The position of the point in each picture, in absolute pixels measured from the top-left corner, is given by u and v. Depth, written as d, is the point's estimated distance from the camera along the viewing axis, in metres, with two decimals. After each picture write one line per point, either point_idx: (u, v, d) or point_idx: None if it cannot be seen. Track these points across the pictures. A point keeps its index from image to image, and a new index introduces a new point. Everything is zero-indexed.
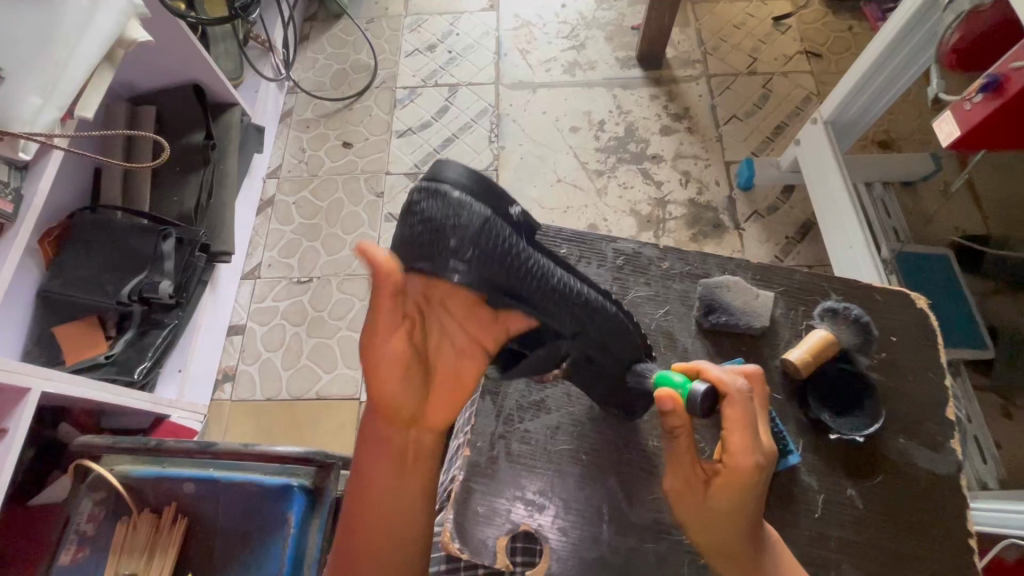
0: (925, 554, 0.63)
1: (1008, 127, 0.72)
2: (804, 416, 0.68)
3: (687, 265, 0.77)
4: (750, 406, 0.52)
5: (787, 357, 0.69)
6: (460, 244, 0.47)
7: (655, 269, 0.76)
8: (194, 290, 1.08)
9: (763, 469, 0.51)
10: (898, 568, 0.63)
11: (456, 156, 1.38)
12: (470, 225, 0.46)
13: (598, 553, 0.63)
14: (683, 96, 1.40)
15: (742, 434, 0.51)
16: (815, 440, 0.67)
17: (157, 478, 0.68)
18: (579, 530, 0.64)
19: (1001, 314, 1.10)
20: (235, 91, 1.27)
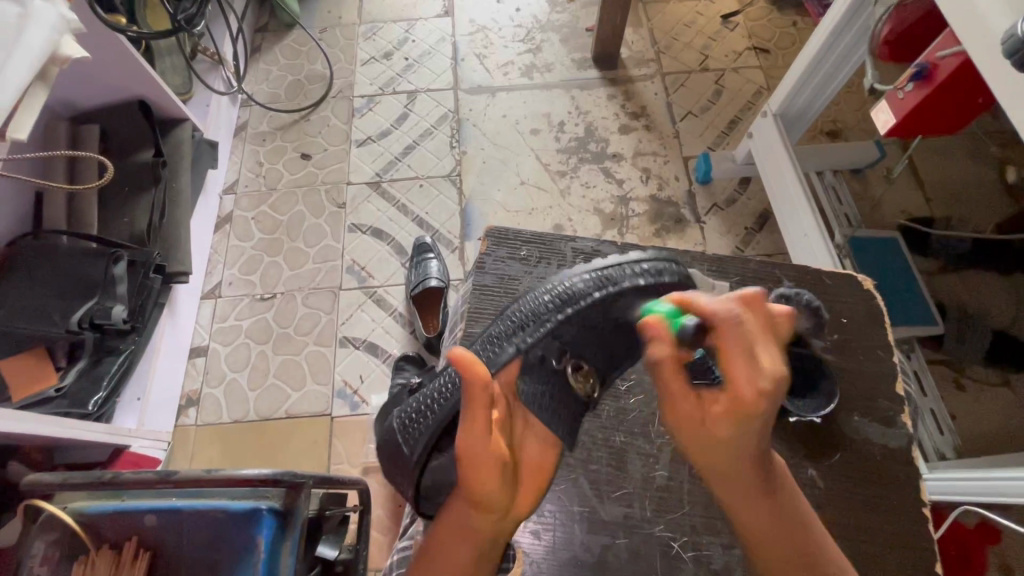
0: (883, 526, 0.66)
1: (937, 113, 0.77)
2: None
3: None
4: (744, 331, 0.43)
5: None
6: (414, 444, 0.56)
7: None
8: (151, 313, 1.04)
9: (770, 395, 0.42)
10: (859, 541, 0.65)
11: (419, 163, 1.37)
12: (406, 436, 0.56)
13: (570, 552, 0.63)
14: (640, 95, 1.43)
15: (758, 354, 0.43)
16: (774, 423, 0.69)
17: (116, 513, 0.65)
18: (553, 531, 0.64)
19: (946, 290, 1.16)
20: (184, 106, 1.23)
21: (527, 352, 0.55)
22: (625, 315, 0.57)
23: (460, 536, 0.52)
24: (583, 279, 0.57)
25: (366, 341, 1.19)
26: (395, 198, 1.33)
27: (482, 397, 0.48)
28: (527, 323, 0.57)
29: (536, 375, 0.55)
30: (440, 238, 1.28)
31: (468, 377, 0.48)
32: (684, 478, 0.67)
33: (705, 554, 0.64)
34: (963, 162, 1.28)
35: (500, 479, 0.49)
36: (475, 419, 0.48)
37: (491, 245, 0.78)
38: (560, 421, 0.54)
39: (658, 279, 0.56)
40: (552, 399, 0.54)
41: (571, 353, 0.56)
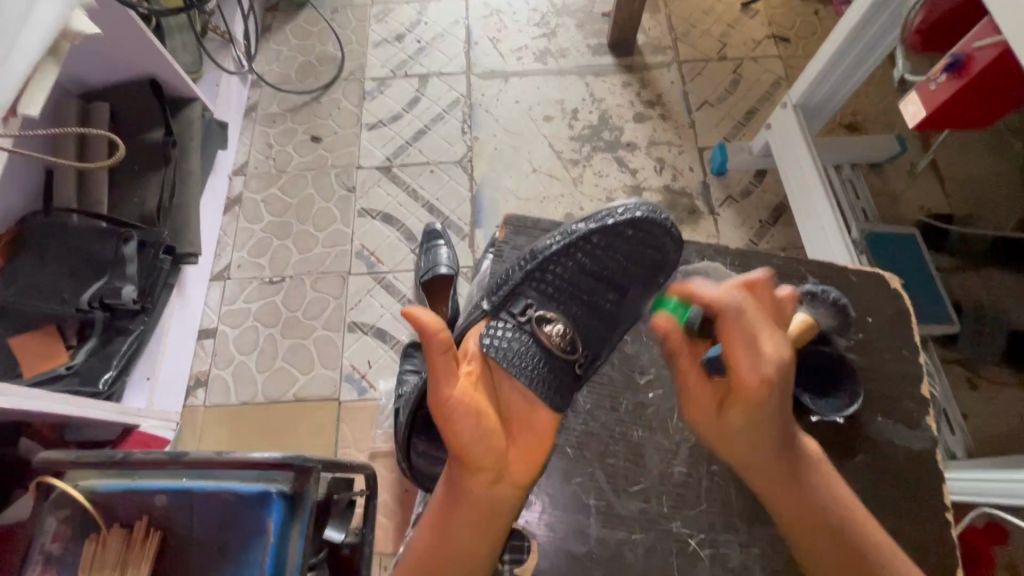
0: (902, 528, 0.66)
1: (969, 107, 0.75)
2: (785, 398, 0.69)
3: None
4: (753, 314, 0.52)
5: None
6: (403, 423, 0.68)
7: None
8: (161, 293, 1.04)
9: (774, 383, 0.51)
10: None
11: (430, 148, 1.35)
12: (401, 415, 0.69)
13: (585, 545, 0.63)
14: (656, 83, 1.40)
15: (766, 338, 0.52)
16: (793, 421, 0.69)
17: (127, 492, 0.65)
18: (566, 524, 0.64)
19: (964, 289, 1.14)
20: (195, 85, 1.21)
21: (495, 309, 0.60)
22: (589, 263, 0.60)
23: (458, 501, 0.54)
24: (547, 240, 0.61)
25: (374, 326, 1.18)
26: (405, 183, 1.32)
27: (437, 345, 0.52)
28: (496, 286, 0.61)
29: (505, 328, 0.58)
30: (450, 225, 1.27)
31: (419, 328, 0.52)
32: (702, 475, 0.66)
33: (721, 552, 0.64)
34: (987, 157, 1.25)
35: (479, 431, 0.53)
36: (438, 372, 0.53)
37: (509, 234, 0.77)
38: (533, 372, 0.57)
39: (613, 224, 0.59)
40: (521, 352, 0.57)
41: (540, 309, 0.59)
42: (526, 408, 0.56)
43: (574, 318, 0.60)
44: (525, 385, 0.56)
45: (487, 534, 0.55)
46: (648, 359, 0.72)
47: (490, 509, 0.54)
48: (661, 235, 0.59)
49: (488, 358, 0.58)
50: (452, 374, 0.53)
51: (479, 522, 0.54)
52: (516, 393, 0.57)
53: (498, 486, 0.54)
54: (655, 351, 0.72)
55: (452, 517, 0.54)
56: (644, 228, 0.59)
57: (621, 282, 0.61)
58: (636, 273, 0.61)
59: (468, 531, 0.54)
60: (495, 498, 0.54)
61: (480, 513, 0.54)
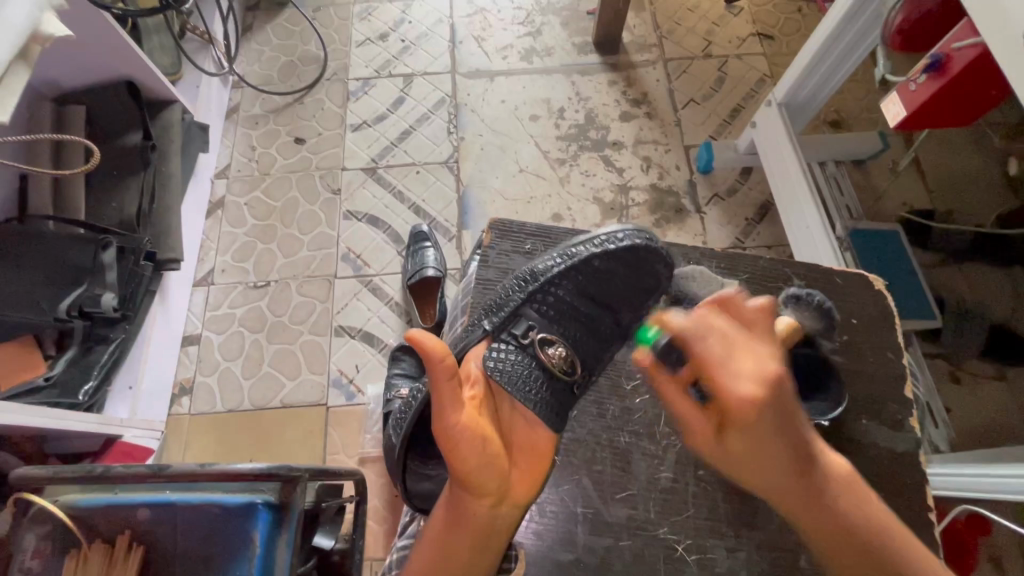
0: None
1: (948, 107, 0.75)
2: None
3: None
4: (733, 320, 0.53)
5: None
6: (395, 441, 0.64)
7: None
8: (141, 301, 1.02)
9: (762, 405, 0.50)
10: None
11: (415, 149, 1.34)
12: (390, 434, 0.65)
13: (573, 554, 0.63)
14: (642, 82, 1.40)
15: (745, 361, 0.51)
16: None
17: (108, 506, 0.64)
18: (555, 532, 0.64)
19: (945, 285, 1.16)
20: (175, 88, 1.19)
21: (496, 330, 0.60)
22: (589, 286, 0.62)
23: (457, 523, 0.53)
24: (547, 262, 0.63)
25: (361, 330, 1.17)
26: (391, 184, 1.30)
27: (444, 371, 0.51)
28: (497, 306, 0.62)
29: (507, 349, 0.58)
30: (437, 226, 1.26)
31: (424, 352, 0.51)
32: (689, 480, 0.67)
33: (709, 557, 0.64)
34: (966, 153, 1.27)
35: (483, 455, 0.52)
36: (443, 396, 0.51)
37: (495, 238, 0.76)
38: (537, 396, 0.56)
39: (614, 247, 0.61)
40: (524, 375, 0.57)
41: (542, 331, 0.60)
42: (528, 430, 0.56)
43: (574, 341, 0.61)
44: (528, 408, 0.56)
45: (486, 555, 0.54)
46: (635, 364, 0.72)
47: (490, 531, 0.54)
48: (656, 259, 0.62)
49: (492, 381, 0.57)
50: (457, 398, 0.52)
51: (479, 544, 0.53)
52: (517, 413, 0.56)
53: (499, 509, 0.54)
54: None
55: (450, 540, 0.53)
56: (642, 254, 0.62)
57: (616, 305, 0.63)
58: (630, 297, 0.63)
59: (467, 554, 0.53)
60: (496, 520, 0.54)
61: (480, 534, 0.53)
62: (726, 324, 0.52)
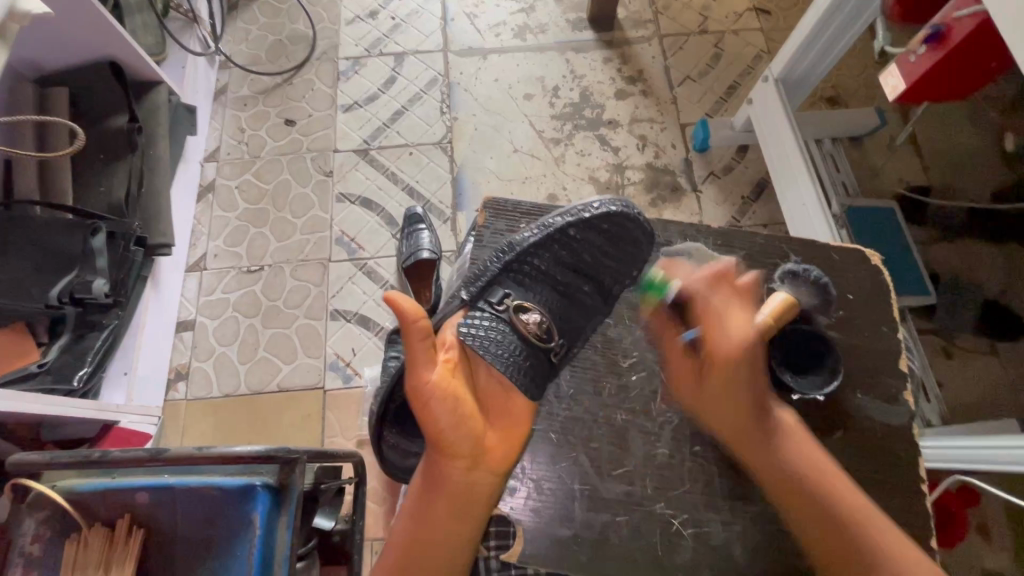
0: (883, 501, 0.67)
1: (947, 79, 0.75)
2: (768, 377, 0.68)
3: None
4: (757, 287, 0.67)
5: (753, 321, 0.65)
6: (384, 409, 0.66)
7: None
8: (133, 287, 1.02)
9: (746, 351, 0.62)
10: None
11: (408, 130, 1.32)
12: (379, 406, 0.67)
13: (570, 529, 0.64)
14: (637, 59, 1.38)
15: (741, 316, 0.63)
16: (775, 400, 0.69)
17: (107, 491, 0.64)
18: (552, 509, 0.64)
19: (941, 261, 1.16)
20: (159, 68, 1.17)
21: (473, 300, 0.60)
22: (565, 256, 0.63)
23: (435, 489, 0.56)
24: (525, 232, 0.63)
25: (357, 314, 1.16)
26: (384, 166, 1.29)
27: (421, 338, 0.53)
28: (474, 276, 0.62)
29: (483, 318, 0.60)
30: (431, 208, 1.25)
31: (399, 314, 0.54)
32: (686, 456, 0.67)
33: (704, 530, 0.65)
34: (964, 129, 1.26)
35: (455, 417, 0.55)
36: (416, 359, 0.55)
37: (489, 217, 0.75)
38: (510, 362, 0.58)
39: (590, 218, 0.61)
40: (498, 341, 0.58)
41: (518, 298, 0.61)
42: (501, 397, 0.59)
43: (550, 308, 0.62)
44: (501, 373, 0.58)
45: (461, 525, 0.56)
46: (631, 342, 0.72)
47: (468, 496, 0.56)
48: (638, 230, 0.62)
49: (466, 347, 0.59)
50: (430, 362, 0.55)
51: (456, 509, 0.56)
52: (491, 379, 0.59)
53: (475, 472, 0.57)
54: (638, 334, 0.72)
55: (428, 508, 0.56)
56: (618, 222, 0.62)
57: (595, 275, 0.64)
58: (610, 265, 0.64)
59: (446, 519, 0.56)
60: (471, 484, 0.57)
61: (457, 499, 0.56)
62: (726, 291, 0.65)
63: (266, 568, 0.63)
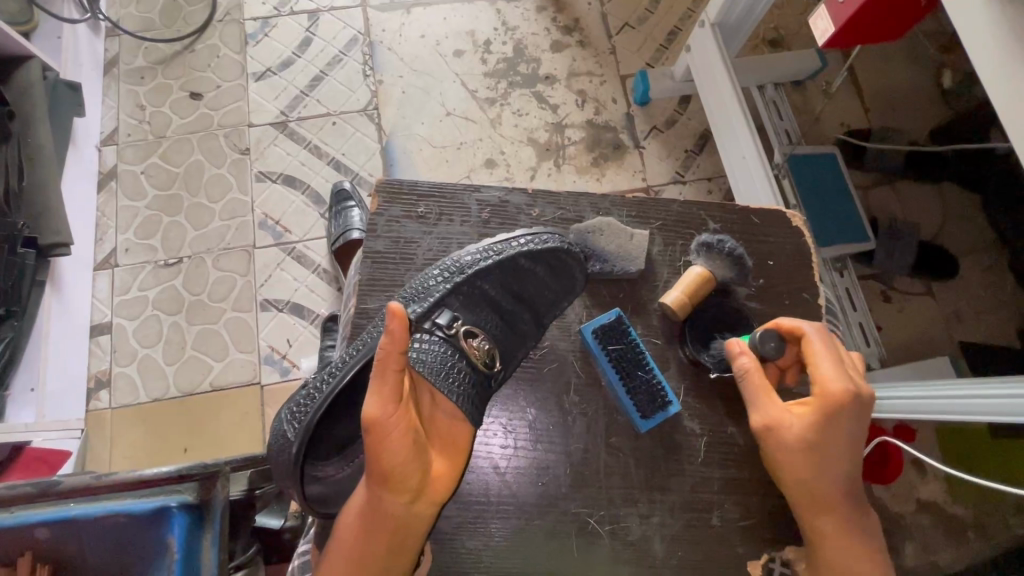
0: None
1: (877, 20, 0.70)
2: (684, 356, 0.67)
3: (558, 210, 0.68)
4: (831, 342, 0.57)
5: (665, 301, 0.66)
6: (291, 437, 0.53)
7: (526, 218, 0.67)
8: (28, 293, 0.94)
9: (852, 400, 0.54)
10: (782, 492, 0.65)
11: (329, 97, 1.21)
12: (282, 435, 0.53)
13: (481, 541, 0.60)
14: (573, 6, 1.29)
15: (830, 362, 0.55)
16: (694, 378, 0.67)
17: (1, 529, 0.58)
18: (457, 520, 0.60)
19: (877, 206, 1.16)
20: (29, 41, 1.02)
21: (418, 319, 0.54)
22: (513, 283, 0.59)
23: (371, 522, 0.48)
24: (475, 254, 0.59)
25: (290, 302, 1.10)
26: (306, 138, 1.18)
27: (395, 360, 0.45)
28: (419, 295, 0.56)
29: (431, 340, 0.53)
30: (361, 182, 1.16)
31: (386, 333, 0.45)
32: (599, 451, 0.64)
33: (622, 526, 0.62)
34: (902, 68, 1.24)
35: (412, 451, 0.46)
36: (382, 383, 0.45)
37: (382, 203, 0.65)
38: (460, 389, 0.51)
39: (540, 247, 0.59)
40: (447, 367, 0.52)
41: (466, 322, 0.55)
42: (447, 420, 0.50)
43: (496, 337, 0.57)
44: (450, 401, 0.50)
45: (403, 559, 0.49)
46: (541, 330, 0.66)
47: (404, 533, 0.48)
48: (575, 267, 0.61)
49: (416, 372, 0.51)
50: (395, 387, 0.46)
51: (393, 545, 0.48)
52: (438, 407, 0.51)
53: (420, 509, 0.48)
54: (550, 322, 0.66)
55: (364, 542, 0.48)
56: (564, 254, 0.60)
57: (536, 304, 0.60)
58: (551, 296, 0.60)
59: (379, 554, 0.48)
60: (412, 520, 0.48)
61: (393, 535, 0.48)
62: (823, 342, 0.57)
63: None
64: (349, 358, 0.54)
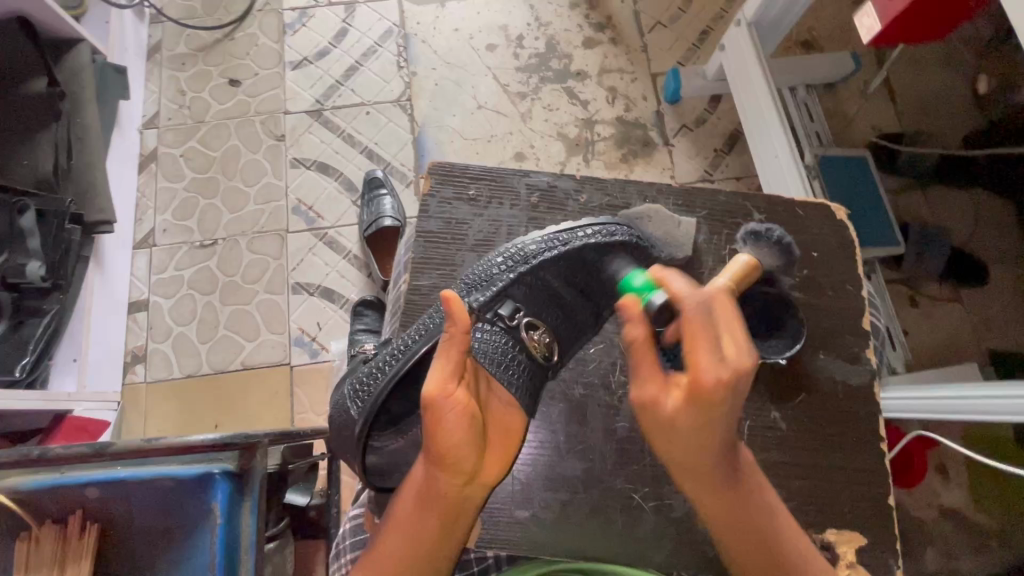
0: (845, 464, 0.67)
1: (924, 18, 0.71)
2: None
3: (605, 197, 0.71)
4: (708, 317, 0.43)
5: None
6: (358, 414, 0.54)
7: (573, 204, 0.70)
8: (74, 268, 0.95)
9: (730, 389, 0.41)
10: (819, 478, 0.66)
11: (364, 87, 1.23)
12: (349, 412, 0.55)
13: (529, 511, 0.62)
14: (605, 4, 1.30)
15: (706, 349, 0.42)
16: None
17: (54, 487, 0.61)
18: (508, 490, 0.62)
19: (910, 209, 1.16)
20: (79, 25, 1.05)
21: (482, 308, 0.56)
22: (576, 275, 0.59)
23: (424, 502, 0.50)
24: (540, 244, 0.59)
25: (320, 287, 1.12)
26: (340, 127, 1.21)
27: (459, 343, 0.48)
28: (482, 283, 0.57)
29: (492, 331, 0.55)
30: (392, 171, 1.19)
31: (449, 317, 0.47)
32: None
33: (666, 503, 0.63)
34: (940, 73, 1.22)
35: (469, 433, 0.48)
36: (445, 364, 0.48)
37: (435, 184, 0.69)
38: (519, 382, 0.53)
39: (606, 240, 0.59)
40: (508, 359, 0.54)
41: (527, 314, 0.57)
42: (502, 407, 0.53)
43: (555, 328, 0.59)
44: (508, 391, 0.53)
45: (451, 538, 0.51)
46: None
47: (454, 513, 0.50)
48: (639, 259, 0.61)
49: (477, 361, 0.53)
50: (456, 369, 0.48)
51: (444, 526, 0.50)
52: (494, 394, 0.53)
53: (472, 490, 0.50)
54: None
55: (417, 522, 0.50)
56: (630, 250, 0.60)
57: (596, 295, 0.61)
58: (609, 288, 0.62)
59: (430, 535, 0.50)
60: (465, 501, 0.50)
61: (447, 514, 0.50)
62: (722, 314, 0.43)
63: (230, 555, 0.60)
64: (412, 342, 0.55)
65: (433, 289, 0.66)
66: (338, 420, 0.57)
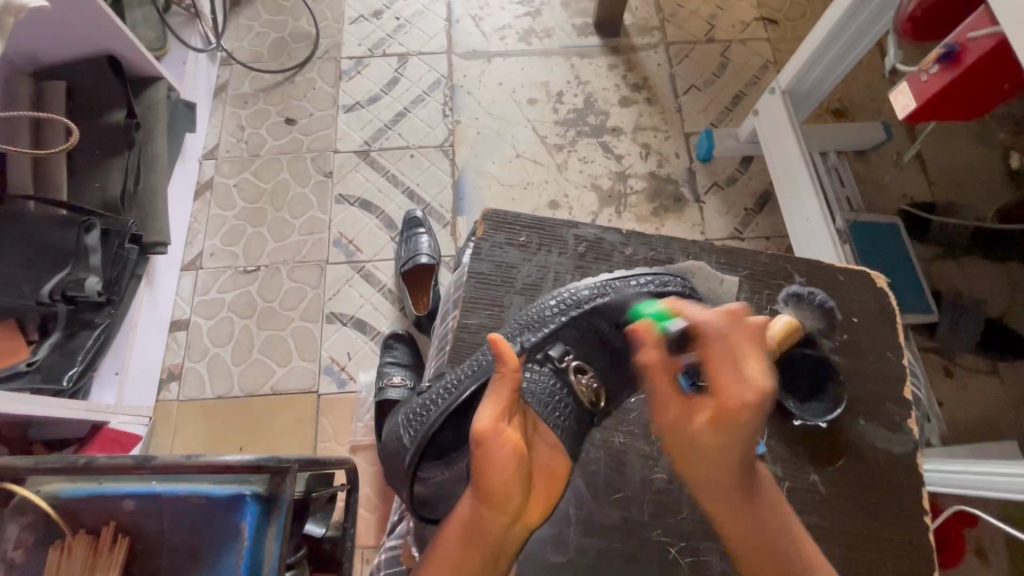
0: (887, 535, 0.65)
1: (958, 99, 0.74)
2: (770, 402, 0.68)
3: (649, 251, 0.73)
4: (735, 341, 0.47)
5: None
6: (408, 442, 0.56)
7: (618, 255, 0.73)
8: (127, 285, 1.00)
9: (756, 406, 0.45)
10: (859, 547, 0.65)
11: (410, 132, 1.31)
12: (400, 438, 0.57)
13: (564, 556, 0.62)
14: (642, 66, 1.37)
15: (731, 368, 0.46)
16: (779, 425, 0.68)
17: (94, 496, 0.63)
18: (546, 532, 0.63)
19: (946, 278, 1.16)
20: (159, 64, 1.16)
21: (532, 349, 0.58)
22: None
23: (469, 540, 0.49)
24: (592, 291, 0.62)
25: (353, 318, 1.15)
26: (384, 167, 1.27)
27: (509, 383, 0.51)
28: (534, 325, 0.60)
29: (541, 371, 0.57)
30: (431, 212, 1.23)
31: (499, 359, 0.51)
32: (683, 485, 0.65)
33: (702, 560, 0.63)
34: (972, 147, 1.25)
35: (516, 470, 0.49)
36: (494, 401, 0.51)
37: (488, 229, 0.73)
38: (564, 423, 0.55)
39: (659, 290, 0.61)
40: (554, 400, 0.55)
41: (577, 357, 0.58)
42: (548, 451, 0.54)
43: (604, 372, 0.59)
44: (553, 432, 0.54)
45: None
46: None
47: (498, 552, 0.50)
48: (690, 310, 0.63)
49: (524, 401, 0.55)
50: (505, 408, 0.51)
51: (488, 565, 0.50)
52: (538, 437, 0.55)
53: (515, 529, 0.50)
54: None
55: (461, 559, 0.49)
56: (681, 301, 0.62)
57: None
58: None
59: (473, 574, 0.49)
60: (509, 539, 0.50)
61: (491, 553, 0.50)
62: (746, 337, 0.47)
63: None
64: (463, 378, 0.57)
65: (481, 328, 0.69)
66: (390, 446, 0.59)
